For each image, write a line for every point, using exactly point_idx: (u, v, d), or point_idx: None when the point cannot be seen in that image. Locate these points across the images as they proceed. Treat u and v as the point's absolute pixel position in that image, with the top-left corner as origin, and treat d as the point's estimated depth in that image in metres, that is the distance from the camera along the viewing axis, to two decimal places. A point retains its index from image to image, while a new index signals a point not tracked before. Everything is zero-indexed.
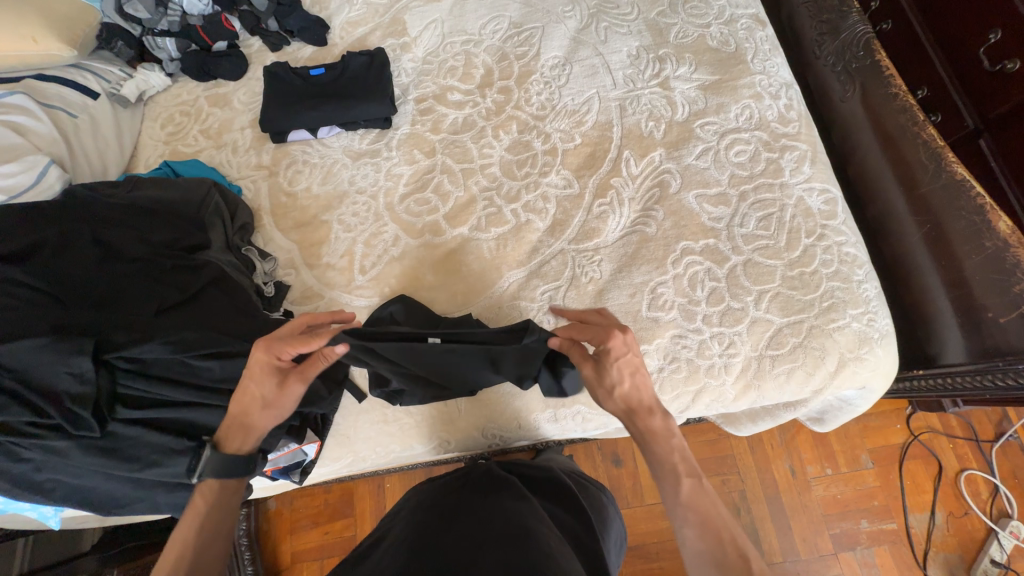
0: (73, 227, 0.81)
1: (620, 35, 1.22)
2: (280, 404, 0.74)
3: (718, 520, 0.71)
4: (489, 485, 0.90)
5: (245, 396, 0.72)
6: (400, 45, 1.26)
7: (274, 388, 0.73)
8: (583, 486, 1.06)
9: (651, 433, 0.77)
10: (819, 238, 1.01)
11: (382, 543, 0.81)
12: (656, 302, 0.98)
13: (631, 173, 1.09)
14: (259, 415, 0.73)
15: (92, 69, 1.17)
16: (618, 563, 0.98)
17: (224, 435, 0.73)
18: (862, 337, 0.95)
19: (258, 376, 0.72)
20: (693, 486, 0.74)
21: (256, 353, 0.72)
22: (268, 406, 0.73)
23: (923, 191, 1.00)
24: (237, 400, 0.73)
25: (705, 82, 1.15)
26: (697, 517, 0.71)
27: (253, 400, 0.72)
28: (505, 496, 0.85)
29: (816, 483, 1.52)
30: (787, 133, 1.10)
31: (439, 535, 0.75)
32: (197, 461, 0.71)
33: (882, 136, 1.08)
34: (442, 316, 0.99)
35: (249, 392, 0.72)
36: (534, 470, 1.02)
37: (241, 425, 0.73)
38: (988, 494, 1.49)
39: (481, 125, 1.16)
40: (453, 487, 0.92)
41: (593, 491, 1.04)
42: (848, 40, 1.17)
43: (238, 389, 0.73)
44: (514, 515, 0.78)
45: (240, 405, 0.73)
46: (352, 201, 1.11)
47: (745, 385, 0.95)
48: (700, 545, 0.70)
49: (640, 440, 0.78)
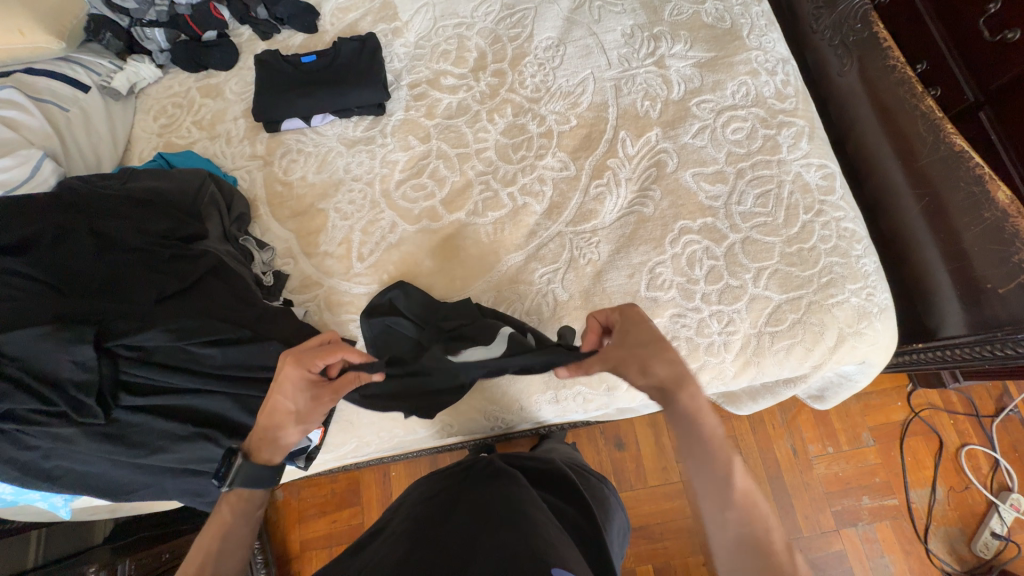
0: (68, 219, 0.80)
1: (614, 14, 1.20)
2: (312, 418, 0.74)
3: (762, 510, 0.65)
4: (491, 474, 0.91)
5: (278, 412, 0.72)
6: (391, 30, 1.24)
7: (306, 401, 0.73)
8: (584, 477, 1.07)
9: (696, 405, 0.72)
10: (817, 214, 1.00)
11: (391, 525, 0.83)
12: (654, 282, 0.98)
13: (627, 153, 1.08)
14: (290, 431, 0.74)
15: (82, 63, 1.16)
16: (620, 554, 0.99)
17: (254, 447, 0.73)
18: (861, 311, 0.95)
19: (289, 391, 0.72)
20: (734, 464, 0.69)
21: (286, 371, 0.71)
22: (300, 421, 0.74)
23: (922, 163, 0.99)
24: (263, 415, 0.73)
25: (700, 59, 1.14)
26: (739, 501, 0.65)
27: (285, 414, 0.73)
28: (506, 484, 0.86)
29: (818, 461, 1.53)
30: (784, 110, 1.09)
31: (444, 522, 0.78)
32: (228, 470, 0.71)
33: (880, 108, 1.07)
34: (441, 301, 1.00)
35: (281, 408, 0.72)
36: (534, 461, 1.04)
37: (271, 438, 0.73)
38: (989, 468, 1.50)
39: (476, 109, 1.15)
40: (456, 480, 0.92)
41: (593, 482, 1.06)
42: (845, 12, 1.13)
43: (266, 404, 0.72)
44: (514, 504, 0.79)
45: (267, 419, 0.73)
46: (348, 189, 1.11)
47: (745, 362, 0.96)
48: (741, 532, 0.63)
49: (682, 412, 0.72)
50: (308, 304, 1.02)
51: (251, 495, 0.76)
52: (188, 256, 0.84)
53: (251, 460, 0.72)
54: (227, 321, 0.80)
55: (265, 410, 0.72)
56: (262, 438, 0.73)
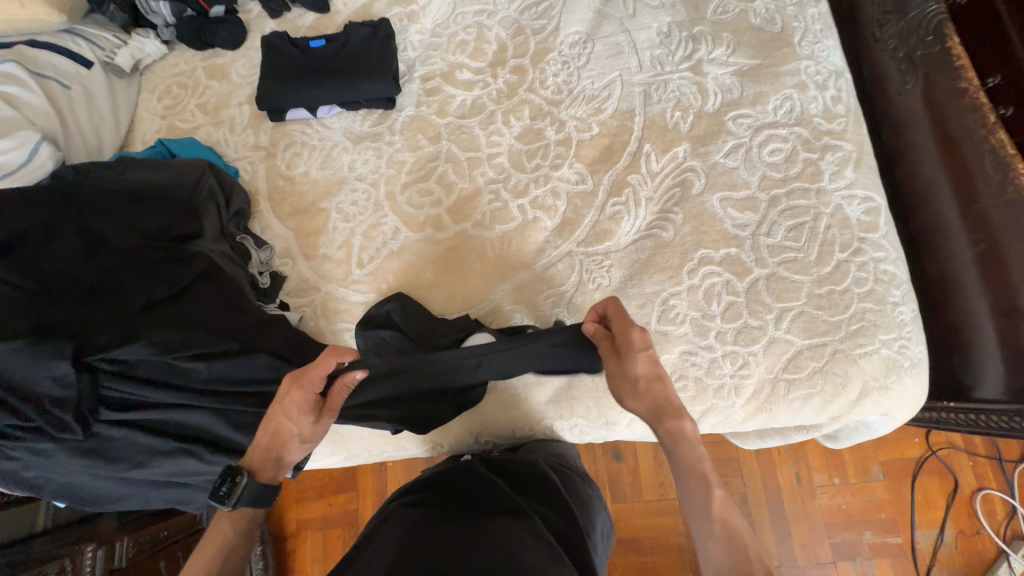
0: (59, 217, 0.78)
1: (650, 9, 1.09)
2: (316, 438, 0.74)
3: (745, 536, 0.66)
4: (476, 487, 0.79)
5: (282, 432, 0.72)
6: (407, 14, 1.15)
7: (308, 422, 0.73)
8: (569, 478, 0.87)
9: (679, 437, 0.71)
10: (854, 253, 0.91)
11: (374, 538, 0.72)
12: (666, 315, 0.92)
13: (650, 170, 1.00)
14: (295, 449, 0.73)
15: (85, 35, 1.11)
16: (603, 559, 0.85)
17: (257, 465, 0.73)
18: (891, 365, 0.88)
19: (292, 415, 0.72)
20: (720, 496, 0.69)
21: (291, 395, 0.71)
22: (305, 441, 0.73)
23: (983, 205, 0.89)
24: (267, 436, 0.72)
25: (742, 67, 1.03)
26: (722, 531, 0.66)
27: (289, 436, 0.72)
28: (488, 502, 0.75)
29: (822, 491, 1.48)
30: (831, 131, 0.98)
31: (426, 539, 0.68)
32: (234, 490, 0.69)
33: (943, 137, 0.95)
34: (438, 317, 0.95)
35: (284, 429, 0.72)
36: (513, 462, 0.86)
37: (275, 457, 0.73)
38: (1004, 514, 1.42)
39: (491, 109, 1.07)
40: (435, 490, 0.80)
41: (578, 486, 0.86)
42: (914, 20, 1.00)
43: (267, 425, 0.72)
44: (502, 530, 0.69)
45: (270, 439, 0.73)
46: (351, 188, 1.05)
47: (756, 408, 0.89)
48: (725, 560, 0.64)
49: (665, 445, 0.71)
50: (305, 309, 0.99)
51: (251, 514, 0.77)
52: (180, 258, 0.82)
53: (255, 480, 0.72)
54: (213, 331, 0.78)
55: (268, 431, 0.72)
56: (267, 458, 0.73)
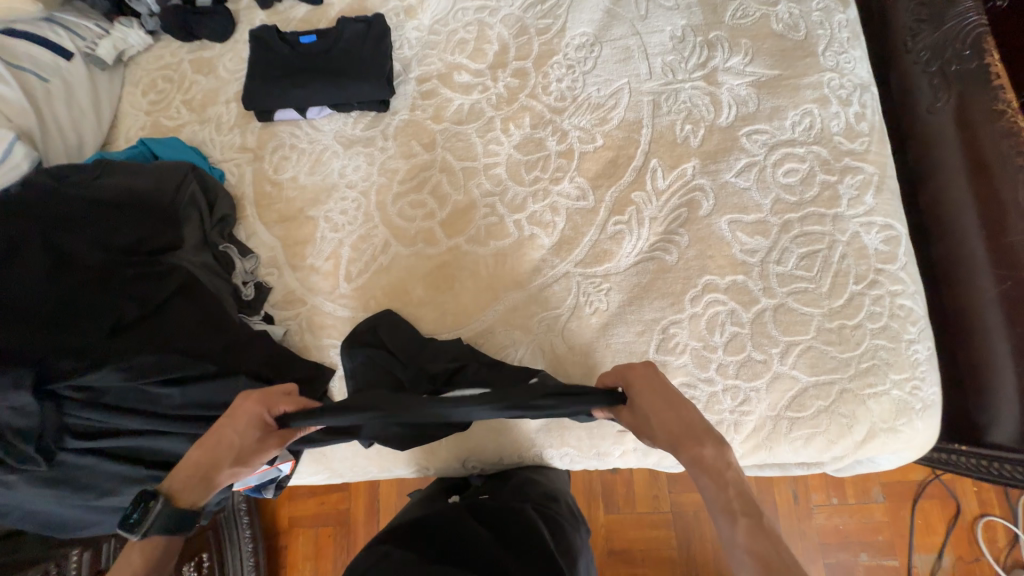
0: (28, 235, 0.77)
1: (664, 10, 1.01)
2: (253, 461, 0.68)
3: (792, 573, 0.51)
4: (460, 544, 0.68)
5: (219, 444, 0.66)
6: (404, 9, 1.08)
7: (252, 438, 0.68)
8: (557, 526, 0.77)
9: (698, 463, 0.62)
10: (870, 285, 0.85)
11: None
12: (666, 344, 0.87)
13: (656, 187, 0.94)
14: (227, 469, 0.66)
15: (64, 23, 1.04)
16: None
17: (179, 487, 0.64)
18: (901, 406, 0.83)
19: (240, 425, 0.68)
20: (753, 525, 0.56)
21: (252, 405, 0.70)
22: (239, 462, 0.66)
23: (1012, 240, 0.83)
24: (206, 447, 0.67)
25: (760, 77, 0.96)
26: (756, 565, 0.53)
27: (225, 449, 0.66)
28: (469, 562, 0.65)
29: (819, 510, 1.45)
30: (853, 151, 0.91)
31: None
32: (146, 513, 0.61)
33: (974, 163, 0.88)
34: (428, 338, 0.91)
35: (223, 440, 0.67)
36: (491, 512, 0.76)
37: (204, 476, 0.65)
38: (1006, 542, 1.39)
39: (489, 115, 1.01)
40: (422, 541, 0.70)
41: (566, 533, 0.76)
42: (953, 31, 0.92)
43: (209, 434, 0.67)
44: None
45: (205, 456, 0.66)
46: (341, 196, 1.00)
47: (755, 445, 0.85)
48: None
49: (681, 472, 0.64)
50: (289, 322, 0.95)
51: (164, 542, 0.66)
52: (152, 275, 0.79)
53: (174, 503, 0.63)
54: (185, 353, 0.75)
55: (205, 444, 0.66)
56: (194, 475, 0.65)
